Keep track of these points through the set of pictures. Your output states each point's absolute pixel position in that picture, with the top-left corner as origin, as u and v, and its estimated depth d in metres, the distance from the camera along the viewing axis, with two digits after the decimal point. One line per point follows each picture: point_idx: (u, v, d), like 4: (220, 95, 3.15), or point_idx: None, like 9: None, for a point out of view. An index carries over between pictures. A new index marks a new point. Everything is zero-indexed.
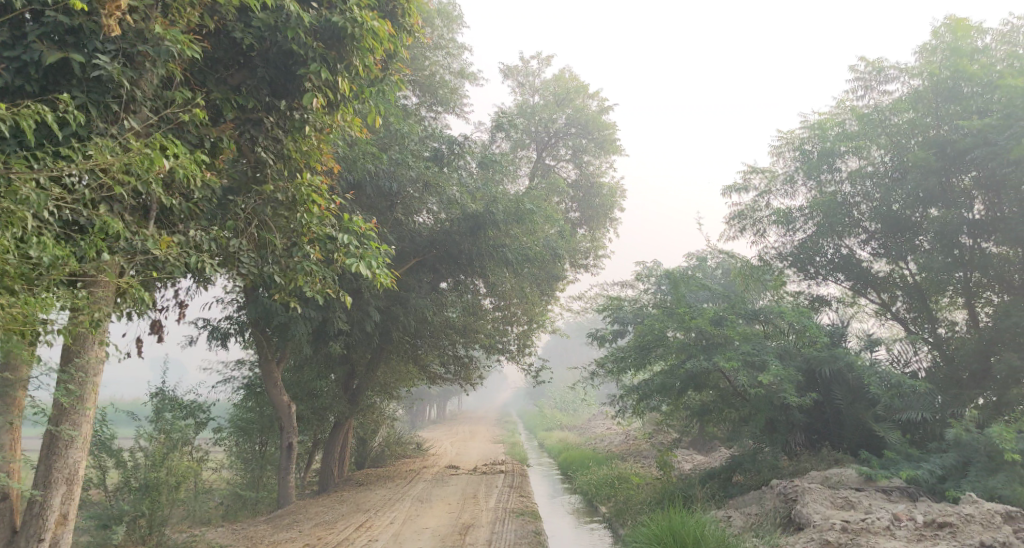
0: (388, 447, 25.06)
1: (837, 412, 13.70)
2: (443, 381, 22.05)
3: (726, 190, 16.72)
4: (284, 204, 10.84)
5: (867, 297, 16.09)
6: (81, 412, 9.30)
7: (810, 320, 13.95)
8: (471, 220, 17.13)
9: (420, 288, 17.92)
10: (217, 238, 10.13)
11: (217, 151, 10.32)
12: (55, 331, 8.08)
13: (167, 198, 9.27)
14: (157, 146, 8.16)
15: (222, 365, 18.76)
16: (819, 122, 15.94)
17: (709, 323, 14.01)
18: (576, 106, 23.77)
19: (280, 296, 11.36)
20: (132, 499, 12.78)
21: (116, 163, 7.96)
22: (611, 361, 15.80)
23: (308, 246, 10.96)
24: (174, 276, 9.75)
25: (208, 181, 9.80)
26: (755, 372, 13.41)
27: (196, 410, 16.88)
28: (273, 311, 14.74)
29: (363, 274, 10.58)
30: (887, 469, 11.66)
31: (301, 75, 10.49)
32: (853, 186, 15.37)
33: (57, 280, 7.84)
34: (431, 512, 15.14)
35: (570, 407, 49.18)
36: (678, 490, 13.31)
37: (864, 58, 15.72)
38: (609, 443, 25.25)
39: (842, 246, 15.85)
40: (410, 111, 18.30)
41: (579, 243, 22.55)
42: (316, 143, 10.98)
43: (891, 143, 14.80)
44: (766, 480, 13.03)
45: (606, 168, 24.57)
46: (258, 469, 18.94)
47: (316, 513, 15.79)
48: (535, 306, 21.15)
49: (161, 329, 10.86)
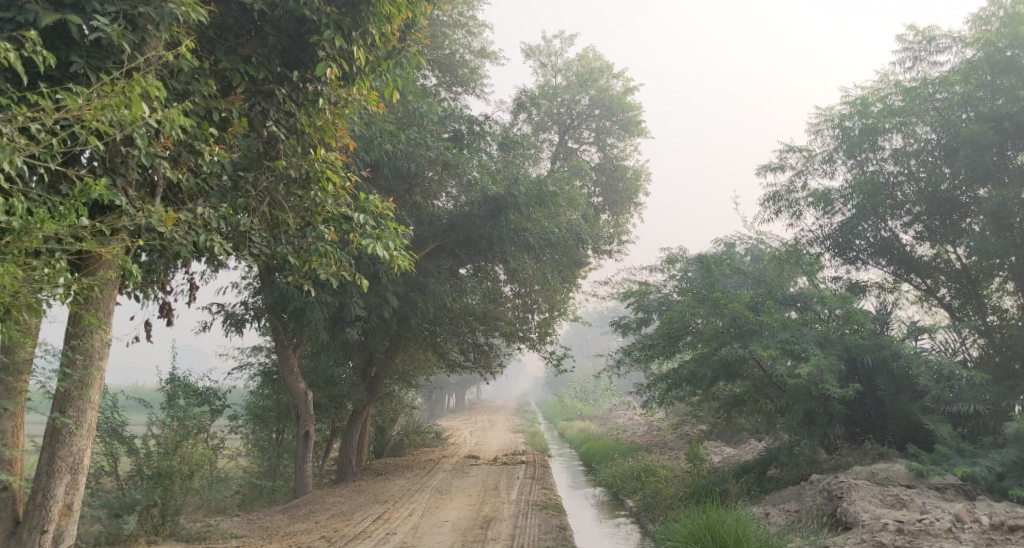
0: (406, 436, 24.58)
1: (880, 403, 12.94)
2: (462, 369, 21.51)
3: (760, 169, 15.89)
4: (298, 181, 10.25)
5: (910, 282, 15.49)
6: (85, 398, 8.73)
7: (851, 306, 13.27)
8: (492, 203, 16.55)
9: (439, 273, 17.34)
10: (227, 216, 9.49)
11: (227, 125, 9.81)
12: (35, 303, 7.46)
13: (172, 171, 8.66)
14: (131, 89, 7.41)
15: (238, 351, 18.36)
16: (861, 97, 15.12)
17: (744, 309, 13.43)
18: (599, 87, 23.01)
19: (293, 278, 10.77)
20: (143, 487, 12.35)
21: (97, 119, 7.39)
22: (638, 349, 15.15)
23: (322, 226, 10.34)
24: (181, 255, 9.21)
25: (216, 155, 9.17)
26: (793, 361, 12.75)
27: (211, 397, 16.38)
28: (288, 295, 14.29)
29: (380, 256, 9.99)
30: (939, 465, 10.98)
31: (313, 43, 9.90)
32: (896, 165, 14.61)
33: (32, 247, 7.13)
34: (452, 505, 14.61)
35: (590, 398, 48.57)
36: (712, 485, 12.69)
37: (912, 27, 14.79)
38: (632, 434, 24.60)
39: (883, 228, 15.18)
40: (429, 91, 17.67)
41: (602, 228, 21.86)
42: (331, 118, 10.38)
43: (939, 119, 13.98)
44: (805, 476, 12.32)
45: (630, 151, 23.83)
46: (275, 457, 18.49)
47: (334, 503, 15.31)
48: (557, 293, 20.58)
49: (171, 312, 10.37)
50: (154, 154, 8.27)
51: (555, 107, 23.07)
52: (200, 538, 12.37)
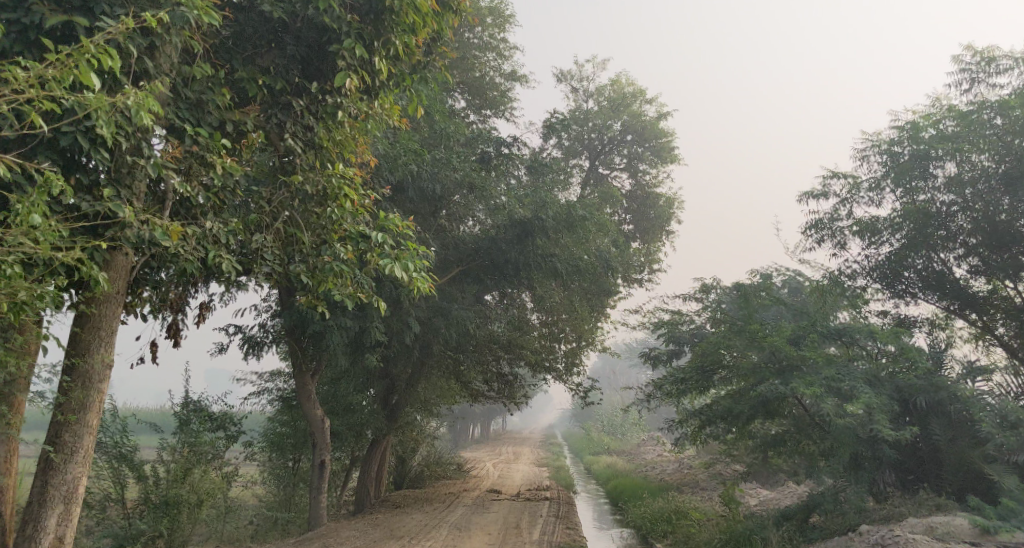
0: (428, 467, 23.87)
1: (934, 448, 12.05)
2: (486, 399, 20.78)
3: (802, 195, 15.13)
4: (315, 197, 9.74)
5: (963, 319, 14.56)
6: (82, 422, 8.08)
7: (903, 341, 12.42)
8: (519, 227, 15.87)
9: (463, 299, 16.76)
10: (237, 231, 8.83)
11: (242, 136, 9.25)
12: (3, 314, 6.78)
13: (181, 184, 8.04)
14: (83, 56, 6.53)
15: (256, 376, 17.79)
16: (910, 121, 14.36)
17: (784, 342, 12.66)
18: (632, 112, 22.41)
19: (308, 299, 10.23)
20: (149, 517, 11.65)
21: (58, 99, 6.66)
22: (669, 383, 14.42)
23: (338, 244, 9.81)
24: (189, 273, 8.57)
25: (230, 168, 8.54)
26: (837, 400, 11.94)
27: (226, 421, 15.29)
28: (307, 318, 13.79)
29: (399, 278, 9.46)
30: (1006, 520, 10.08)
31: (333, 53, 9.45)
32: (949, 194, 13.79)
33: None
34: (471, 543, 13.85)
35: (617, 431, 47.43)
36: (751, 533, 11.88)
37: (969, 48, 14.06)
38: (661, 471, 23.64)
39: (934, 260, 14.37)
40: (457, 112, 17.24)
41: (633, 257, 21.19)
42: (350, 133, 9.85)
43: (997, 146, 13.12)
44: (853, 525, 11.40)
45: (663, 177, 23.18)
46: (291, 487, 17.75)
47: (349, 537, 14.64)
48: (585, 323, 19.87)
49: (178, 332, 9.84)
50: (153, 158, 7.64)
51: (586, 132, 22.57)
52: None
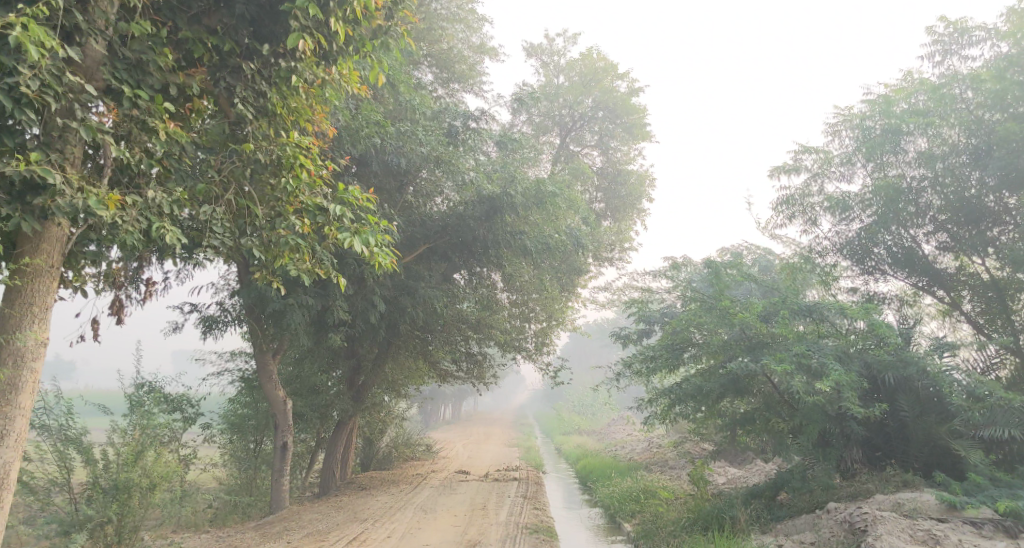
0: (396, 448, 23.53)
1: (901, 425, 11.96)
2: (454, 379, 20.38)
3: (773, 170, 14.91)
4: (269, 167, 9.27)
5: (932, 296, 14.46)
6: (14, 404, 7.49)
7: (874, 318, 12.27)
8: (487, 203, 15.49)
9: (430, 277, 16.35)
10: (183, 201, 8.32)
11: (187, 99, 8.71)
12: None
13: (120, 150, 7.54)
14: None
15: (215, 356, 17.25)
16: (883, 96, 14.22)
17: (756, 319, 12.47)
18: (603, 88, 22.04)
19: (262, 275, 9.78)
20: (98, 502, 11.23)
21: None
22: (639, 362, 14.14)
23: (293, 217, 9.37)
24: (130, 245, 8.07)
25: (175, 135, 8.06)
26: (808, 378, 11.76)
27: (183, 403, 15.09)
28: (266, 297, 13.30)
29: (359, 252, 9.09)
30: (974, 496, 10.01)
31: (287, 14, 8.95)
32: (918, 169, 13.69)
33: None
34: (435, 525, 13.55)
35: (587, 410, 47.42)
36: (720, 512, 11.69)
37: (943, 19, 13.90)
38: (630, 451, 23.52)
39: (904, 237, 14.15)
40: (424, 86, 16.73)
41: (603, 235, 20.91)
42: (307, 100, 9.38)
43: (966, 122, 13.10)
44: (820, 503, 11.28)
45: (634, 155, 22.89)
46: (252, 470, 17.28)
47: (310, 521, 14.27)
48: (555, 302, 19.58)
49: (122, 308, 9.34)
50: (85, 120, 7.14)
51: (557, 108, 22.19)
52: None
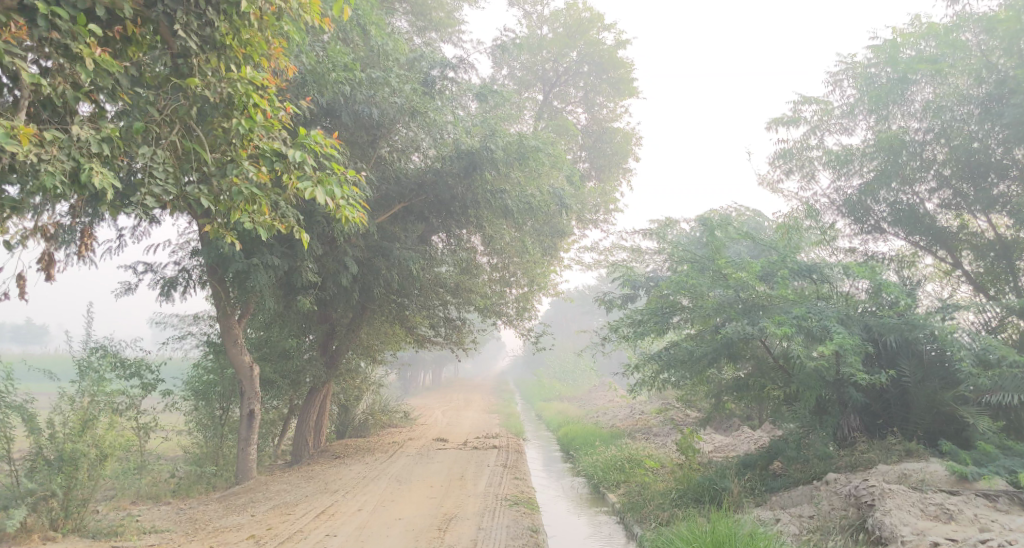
0: (373, 416, 22.75)
1: (902, 393, 11.36)
2: (432, 345, 19.51)
3: (770, 124, 14.26)
4: (219, 107, 8.25)
5: (933, 255, 13.64)
6: None
7: (881, 277, 11.54)
8: (466, 158, 14.60)
9: (405, 237, 15.47)
10: (115, 138, 7.35)
11: (120, 25, 7.68)
12: None
13: (33, 77, 6.59)
14: None
15: (177, 319, 16.24)
16: (889, 41, 13.49)
17: (753, 279, 11.72)
18: (589, 40, 20.99)
19: (215, 228, 8.78)
20: (41, 475, 10.32)
21: None
22: (626, 326, 13.29)
23: (248, 163, 8.35)
24: (54, 189, 7.12)
25: (102, 63, 7.09)
26: (808, 342, 11.09)
27: (141, 368, 14.15)
28: (228, 256, 12.32)
29: (320, 204, 8.11)
30: (983, 467, 9.45)
31: None
32: (923, 123, 12.97)
33: None
34: (410, 497, 12.75)
35: (569, 377, 46.82)
36: (712, 484, 10.94)
37: None
38: (612, 417, 22.90)
39: (905, 193, 13.34)
40: (399, 32, 15.65)
41: (587, 196, 20.07)
42: (261, 32, 8.32)
43: (977, 67, 12.45)
44: (817, 474, 10.60)
45: (621, 112, 21.96)
46: (218, 439, 16.36)
47: (277, 492, 13.43)
48: (537, 267, 18.69)
49: (54, 262, 8.34)
50: None
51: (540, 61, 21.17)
52: (110, 535, 10.49)
